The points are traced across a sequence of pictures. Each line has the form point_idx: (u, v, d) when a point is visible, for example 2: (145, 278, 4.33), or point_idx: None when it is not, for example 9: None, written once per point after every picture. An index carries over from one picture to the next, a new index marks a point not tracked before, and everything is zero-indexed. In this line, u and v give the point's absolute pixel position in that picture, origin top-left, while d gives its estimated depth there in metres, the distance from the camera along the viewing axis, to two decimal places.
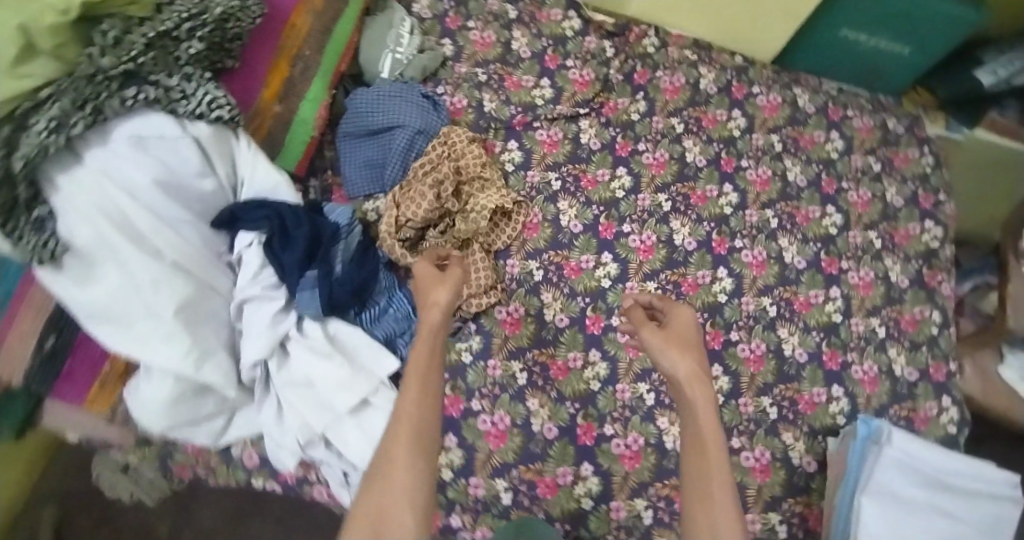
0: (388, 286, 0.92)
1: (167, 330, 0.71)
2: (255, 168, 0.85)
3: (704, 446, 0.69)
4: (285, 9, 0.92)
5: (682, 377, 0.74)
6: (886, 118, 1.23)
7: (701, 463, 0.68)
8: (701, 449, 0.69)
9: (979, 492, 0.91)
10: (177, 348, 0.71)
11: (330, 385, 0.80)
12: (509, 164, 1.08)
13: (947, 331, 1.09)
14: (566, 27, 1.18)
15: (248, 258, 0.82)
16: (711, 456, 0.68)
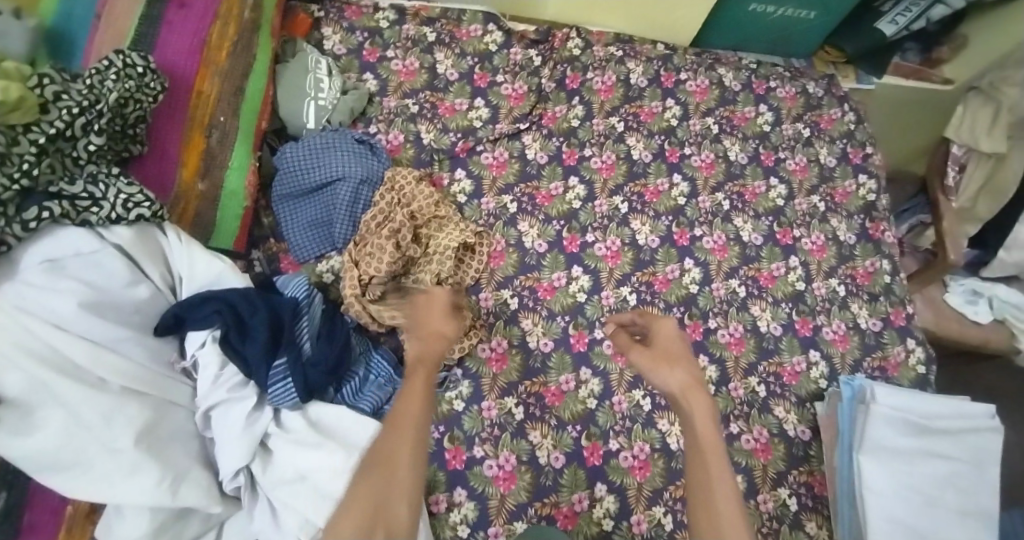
0: (364, 352, 0.88)
1: (131, 463, 0.64)
2: (193, 263, 0.76)
3: (703, 452, 0.73)
4: (188, 76, 0.84)
5: (677, 391, 0.79)
6: (806, 83, 1.26)
7: (700, 465, 0.72)
8: (699, 452, 0.73)
9: (965, 429, 0.95)
10: (145, 482, 0.64)
11: (325, 476, 0.75)
12: (461, 195, 1.04)
13: (899, 277, 1.13)
14: (489, 42, 1.14)
15: (205, 359, 0.75)
16: (712, 458, 0.72)
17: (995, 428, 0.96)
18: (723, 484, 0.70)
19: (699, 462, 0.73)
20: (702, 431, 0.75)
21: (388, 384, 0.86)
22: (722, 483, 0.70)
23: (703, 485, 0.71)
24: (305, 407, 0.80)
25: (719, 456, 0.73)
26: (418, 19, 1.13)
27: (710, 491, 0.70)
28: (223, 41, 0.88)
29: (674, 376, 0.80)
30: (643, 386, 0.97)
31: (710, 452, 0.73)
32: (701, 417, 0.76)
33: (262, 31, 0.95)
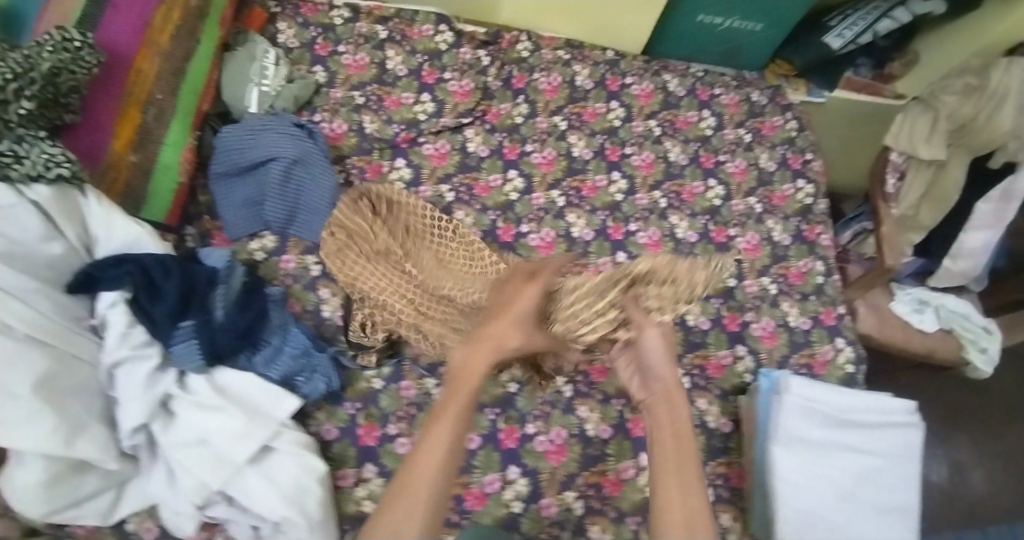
0: (281, 325, 0.90)
1: (28, 409, 0.67)
2: (110, 225, 0.82)
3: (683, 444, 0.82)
4: (127, 55, 0.88)
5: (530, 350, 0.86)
6: (750, 91, 1.30)
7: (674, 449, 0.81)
8: (680, 445, 0.81)
9: (882, 425, 0.95)
10: (41, 427, 0.67)
11: (224, 439, 0.78)
12: (398, 182, 1.06)
13: (831, 278, 1.16)
14: (439, 42, 1.17)
15: (113, 318, 0.78)
16: (688, 459, 0.80)
17: (914, 426, 0.97)
18: (682, 485, 0.77)
19: (677, 460, 0.79)
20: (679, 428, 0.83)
21: (303, 356, 0.89)
22: (688, 487, 0.77)
23: (664, 479, 0.78)
24: (212, 371, 0.82)
25: (685, 459, 0.80)
26: (372, 18, 1.17)
27: (676, 485, 0.77)
28: (166, 26, 0.93)
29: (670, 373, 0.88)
30: (567, 374, 1.01)
31: (678, 462, 0.79)
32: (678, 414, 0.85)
33: (208, 18, 1.00)
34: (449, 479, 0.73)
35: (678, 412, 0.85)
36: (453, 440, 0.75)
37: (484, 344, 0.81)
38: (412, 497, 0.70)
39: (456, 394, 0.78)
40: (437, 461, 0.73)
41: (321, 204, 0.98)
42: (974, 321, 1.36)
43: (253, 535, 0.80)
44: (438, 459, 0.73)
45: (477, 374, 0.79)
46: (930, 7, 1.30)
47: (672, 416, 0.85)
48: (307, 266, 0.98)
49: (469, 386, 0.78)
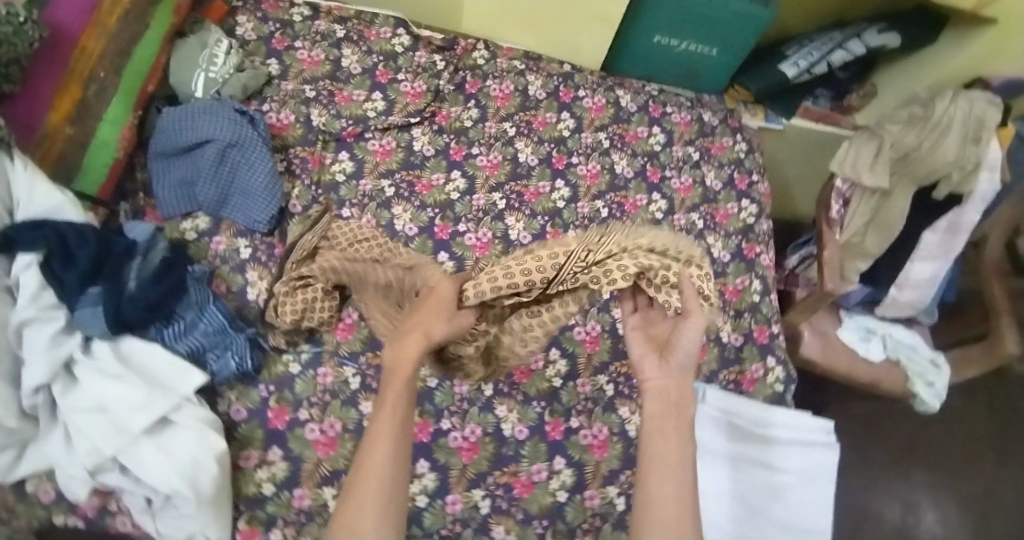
0: (199, 300, 0.90)
1: None
2: (33, 189, 0.84)
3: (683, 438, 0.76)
4: (72, 32, 0.90)
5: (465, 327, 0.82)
6: (702, 112, 1.32)
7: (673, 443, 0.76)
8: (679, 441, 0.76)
9: (800, 443, 0.97)
10: None
11: (122, 407, 0.78)
12: (339, 174, 1.08)
13: (768, 297, 1.17)
14: (396, 44, 1.20)
15: (25, 280, 0.80)
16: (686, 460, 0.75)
17: (830, 444, 0.98)
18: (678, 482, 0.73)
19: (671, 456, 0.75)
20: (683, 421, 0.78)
21: (218, 334, 0.89)
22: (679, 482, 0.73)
23: (656, 476, 0.74)
24: (118, 339, 0.83)
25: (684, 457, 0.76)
26: (331, 17, 1.20)
27: (668, 483, 0.73)
28: (115, 7, 0.95)
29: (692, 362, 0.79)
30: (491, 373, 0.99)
31: (677, 462, 0.75)
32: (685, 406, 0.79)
33: (161, 6, 1.02)
34: (399, 478, 0.72)
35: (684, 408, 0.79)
36: (399, 438, 0.73)
37: (410, 336, 0.77)
38: (362, 497, 0.69)
39: (395, 383, 0.75)
40: (383, 460, 0.71)
41: (255, 188, 1.00)
42: (920, 354, 1.34)
43: (146, 506, 0.79)
44: (383, 459, 0.71)
45: (409, 364, 0.75)
46: (884, 39, 1.29)
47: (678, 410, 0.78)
48: (237, 249, 0.99)
49: (405, 376, 0.75)
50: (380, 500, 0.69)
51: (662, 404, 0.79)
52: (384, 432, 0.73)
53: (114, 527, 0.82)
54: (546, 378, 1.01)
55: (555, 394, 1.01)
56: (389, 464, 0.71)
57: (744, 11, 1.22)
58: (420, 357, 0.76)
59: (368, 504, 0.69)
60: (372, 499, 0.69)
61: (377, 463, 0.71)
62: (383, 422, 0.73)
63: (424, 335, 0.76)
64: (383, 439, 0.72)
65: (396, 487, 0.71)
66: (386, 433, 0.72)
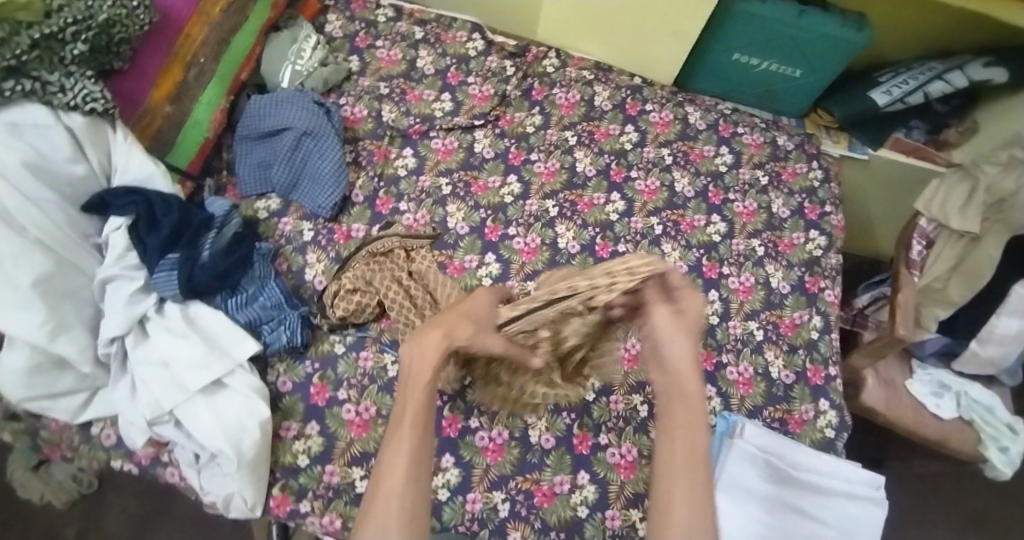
0: (262, 275, 0.96)
1: (24, 300, 0.77)
2: (130, 159, 0.92)
3: (693, 434, 0.76)
4: (179, 19, 1.00)
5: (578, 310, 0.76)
6: (777, 135, 1.27)
7: (678, 444, 0.76)
8: (669, 430, 0.77)
9: (845, 494, 0.91)
10: (32, 319, 0.77)
11: (182, 365, 0.85)
12: (401, 169, 1.12)
13: (827, 335, 1.10)
14: (470, 48, 1.23)
15: (113, 240, 0.88)
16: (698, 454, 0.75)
17: (877, 500, 0.92)
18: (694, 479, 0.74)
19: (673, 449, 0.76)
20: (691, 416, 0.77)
21: (275, 308, 0.94)
22: (694, 487, 0.73)
23: (667, 480, 0.74)
24: (188, 304, 0.91)
25: (696, 451, 0.75)
26: (412, 19, 1.25)
27: (682, 491, 0.73)
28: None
29: (682, 350, 0.79)
30: None
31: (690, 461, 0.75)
32: (690, 399, 0.78)
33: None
34: (422, 480, 0.72)
35: (691, 397, 0.78)
36: (418, 450, 0.73)
37: (431, 332, 0.78)
38: (380, 514, 0.68)
39: (415, 386, 0.76)
40: (405, 463, 0.71)
41: (323, 174, 1.05)
42: (997, 416, 1.20)
43: (193, 461, 0.85)
44: (407, 460, 0.72)
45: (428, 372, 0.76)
46: (990, 73, 1.19)
47: (683, 404, 0.78)
48: (301, 231, 1.05)
49: (425, 376, 0.76)
50: (404, 508, 0.69)
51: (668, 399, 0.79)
52: (404, 436, 0.73)
53: (163, 477, 0.88)
54: (579, 390, 1.00)
55: (586, 408, 0.99)
56: (405, 478, 0.71)
57: (836, 33, 1.16)
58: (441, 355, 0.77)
59: (392, 506, 0.69)
60: (397, 497, 0.69)
61: (401, 464, 0.71)
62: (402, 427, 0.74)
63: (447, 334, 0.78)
64: (405, 442, 0.73)
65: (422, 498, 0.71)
66: (406, 440, 0.73)
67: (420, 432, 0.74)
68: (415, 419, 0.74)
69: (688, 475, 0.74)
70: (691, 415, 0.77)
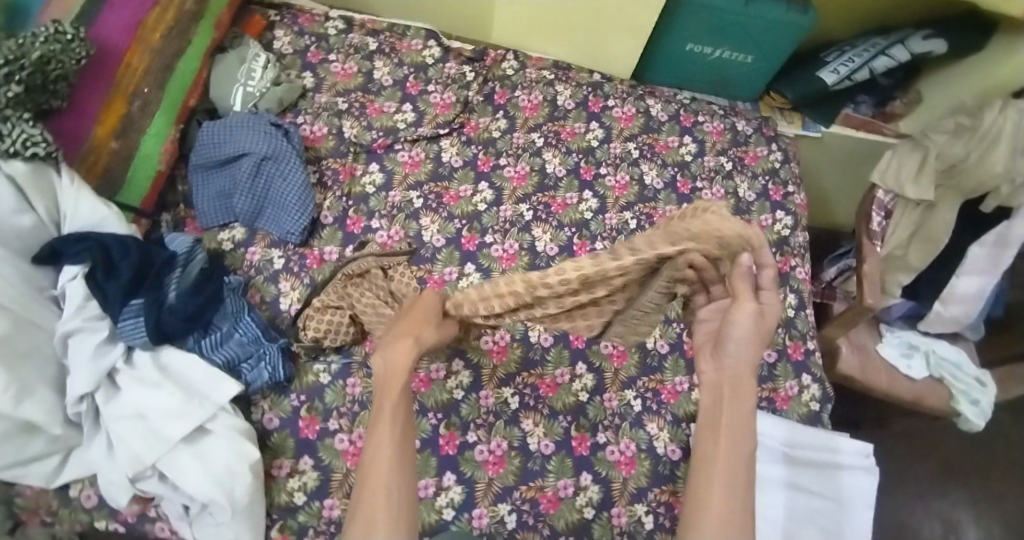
0: (235, 311, 0.92)
1: None
2: (78, 203, 0.86)
3: (741, 432, 0.79)
4: (118, 49, 0.93)
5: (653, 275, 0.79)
6: (736, 121, 1.30)
7: (728, 447, 0.78)
8: (725, 432, 0.79)
9: (857, 468, 0.95)
10: None
11: (160, 415, 0.80)
12: (369, 186, 1.09)
13: (803, 312, 1.13)
14: (427, 56, 1.21)
15: (71, 291, 0.83)
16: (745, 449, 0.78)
17: (868, 467, 0.96)
18: (736, 477, 0.76)
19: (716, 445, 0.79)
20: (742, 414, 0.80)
21: (252, 344, 0.91)
22: (732, 481, 0.76)
23: (710, 479, 0.76)
24: (159, 349, 0.86)
25: (740, 456, 0.78)
26: (365, 30, 1.22)
27: (722, 484, 0.76)
28: (159, 24, 0.98)
29: (748, 351, 0.81)
30: (514, 384, 1.00)
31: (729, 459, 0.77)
32: (741, 397, 0.81)
33: (203, 21, 1.06)
34: (406, 483, 0.74)
35: (742, 395, 0.81)
36: (399, 447, 0.75)
37: (401, 338, 0.80)
38: (366, 515, 0.70)
39: (390, 393, 0.78)
40: (388, 467, 0.74)
41: (287, 199, 1.01)
42: (965, 371, 1.26)
43: (184, 514, 0.81)
44: (389, 465, 0.74)
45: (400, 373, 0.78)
46: (930, 45, 1.25)
47: (734, 403, 0.81)
48: (270, 259, 1.01)
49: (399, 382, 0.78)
50: (389, 508, 0.71)
51: (718, 395, 0.82)
52: (383, 442, 0.75)
53: (151, 534, 0.84)
54: (572, 392, 1.01)
55: (581, 409, 1.00)
56: (388, 479, 0.73)
57: (782, 18, 1.19)
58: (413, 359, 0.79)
59: (378, 510, 0.71)
60: (382, 501, 0.71)
61: (384, 468, 0.74)
62: (381, 432, 0.76)
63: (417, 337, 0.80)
64: (387, 446, 0.75)
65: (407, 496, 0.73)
66: (386, 444, 0.75)
67: (399, 436, 0.76)
68: (393, 420, 0.77)
69: (728, 470, 0.77)
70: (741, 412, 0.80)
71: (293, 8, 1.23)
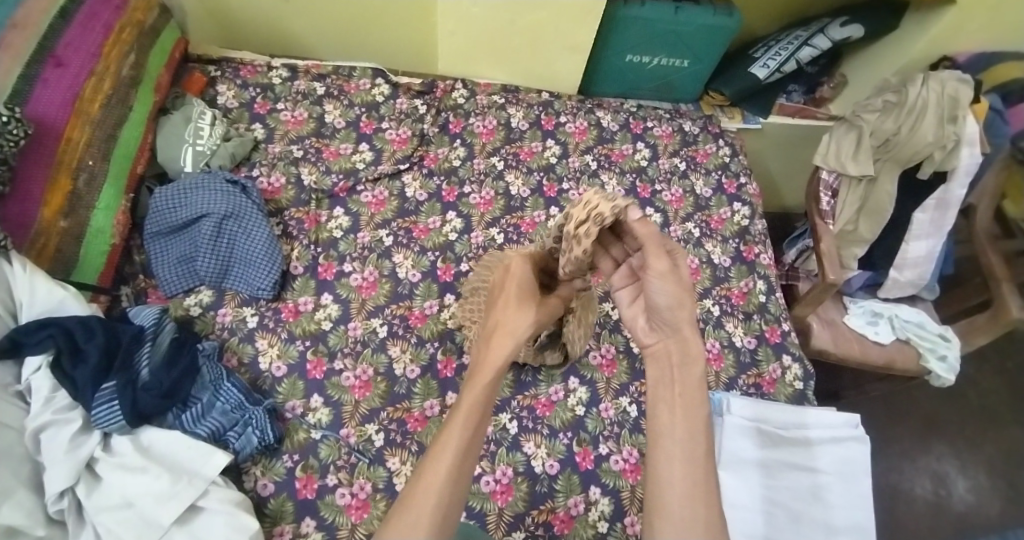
0: (214, 379, 0.88)
1: None
2: (34, 289, 0.81)
3: (693, 412, 0.70)
4: (57, 124, 0.89)
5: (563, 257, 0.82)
6: (682, 122, 1.34)
7: (685, 418, 0.70)
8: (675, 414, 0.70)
9: (825, 439, 0.98)
10: None
11: (149, 500, 0.75)
12: (336, 230, 1.08)
13: (774, 296, 1.17)
14: (376, 94, 1.22)
15: (36, 383, 0.78)
16: (698, 424, 0.70)
17: (859, 437, 0.99)
18: (688, 456, 0.67)
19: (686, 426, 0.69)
20: (694, 378, 0.72)
21: (236, 410, 0.87)
22: (694, 457, 0.67)
23: (667, 464, 0.66)
24: (137, 432, 0.81)
25: (697, 421, 0.70)
26: (310, 75, 1.22)
27: (678, 455, 0.67)
28: (98, 94, 0.95)
29: (683, 312, 0.73)
30: (510, 409, 1.00)
31: (689, 437, 0.68)
32: (691, 363, 0.73)
33: (142, 86, 1.03)
34: (463, 481, 0.65)
35: (692, 368, 0.73)
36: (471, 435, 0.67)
37: (497, 336, 0.73)
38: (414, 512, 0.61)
39: (480, 380, 0.70)
40: (451, 461, 0.64)
41: (254, 255, 0.99)
42: (928, 329, 1.32)
43: None
44: (453, 456, 0.65)
45: (500, 359, 0.71)
46: (849, 31, 1.32)
47: (683, 370, 0.73)
48: (243, 318, 0.97)
49: (494, 372, 0.70)
50: (436, 517, 0.61)
51: (665, 363, 0.74)
52: (454, 430, 0.66)
53: None
54: (568, 408, 1.01)
55: (580, 423, 1.00)
56: (446, 479, 0.63)
57: (710, 22, 1.25)
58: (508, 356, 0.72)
59: (426, 510, 0.61)
60: (433, 498, 0.62)
61: (444, 465, 0.64)
62: (455, 418, 0.67)
63: (508, 332, 0.73)
64: (455, 437, 0.66)
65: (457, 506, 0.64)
66: (457, 428, 0.66)
67: (472, 430, 0.67)
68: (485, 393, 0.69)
69: (688, 447, 0.68)
70: (689, 390, 0.72)
71: (233, 61, 1.22)
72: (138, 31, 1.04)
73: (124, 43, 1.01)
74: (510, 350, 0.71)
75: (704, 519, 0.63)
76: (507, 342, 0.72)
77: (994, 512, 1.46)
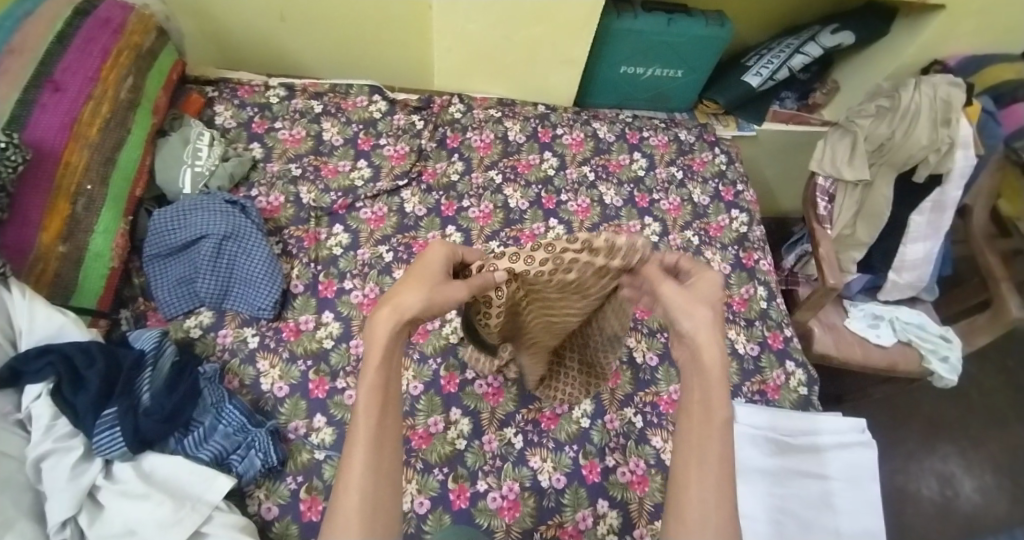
0: (216, 402, 0.87)
1: None
2: (34, 315, 0.81)
3: (707, 415, 0.67)
4: (54, 149, 0.89)
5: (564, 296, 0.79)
6: (678, 131, 1.35)
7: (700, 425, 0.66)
8: (701, 422, 0.67)
9: (832, 446, 0.97)
10: None
11: (151, 527, 0.74)
12: (336, 247, 1.08)
13: (774, 302, 1.17)
14: (373, 111, 1.23)
15: (37, 411, 0.77)
16: (715, 427, 0.66)
17: (868, 442, 0.98)
18: (701, 459, 0.65)
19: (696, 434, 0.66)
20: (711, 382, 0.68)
21: (239, 433, 0.86)
22: (707, 463, 0.64)
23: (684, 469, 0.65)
24: (139, 458, 0.80)
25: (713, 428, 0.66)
26: (307, 94, 1.23)
27: (695, 461, 0.65)
28: (96, 118, 0.95)
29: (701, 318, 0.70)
30: (515, 423, 0.99)
31: (700, 444, 0.65)
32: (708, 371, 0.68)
33: (140, 108, 1.03)
34: (388, 467, 0.62)
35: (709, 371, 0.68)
36: (381, 425, 0.63)
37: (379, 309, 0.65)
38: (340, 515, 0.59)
39: (370, 365, 0.63)
40: (365, 460, 0.61)
41: (254, 275, 0.99)
42: (930, 331, 1.32)
43: None
44: (366, 455, 0.61)
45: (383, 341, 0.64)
46: (840, 38, 1.33)
47: (700, 378, 0.69)
48: (244, 339, 0.97)
49: (385, 352, 0.64)
50: (364, 516, 0.59)
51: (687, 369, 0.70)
52: (358, 426, 0.62)
53: None
54: (573, 420, 1.01)
55: (586, 436, 0.99)
56: (370, 478, 0.61)
57: (703, 32, 1.26)
58: (392, 331, 0.64)
59: (353, 509, 0.59)
60: (355, 498, 0.60)
61: (359, 464, 0.61)
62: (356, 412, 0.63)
63: (394, 306, 0.64)
64: (362, 430, 0.62)
65: (389, 497, 0.62)
66: (363, 423, 0.62)
67: (376, 423, 0.63)
68: (381, 377, 0.64)
69: (701, 450, 0.65)
70: (711, 388, 0.68)
71: (230, 81, 1.22)
72: (136, 53, 1.04)
73: (121, 66, 1.01)
74: (394, 328, 0.64)
75: (716, 522, 0.62)
76: (388, 318, 0.64)
77: (1002, 513, 1.46)
